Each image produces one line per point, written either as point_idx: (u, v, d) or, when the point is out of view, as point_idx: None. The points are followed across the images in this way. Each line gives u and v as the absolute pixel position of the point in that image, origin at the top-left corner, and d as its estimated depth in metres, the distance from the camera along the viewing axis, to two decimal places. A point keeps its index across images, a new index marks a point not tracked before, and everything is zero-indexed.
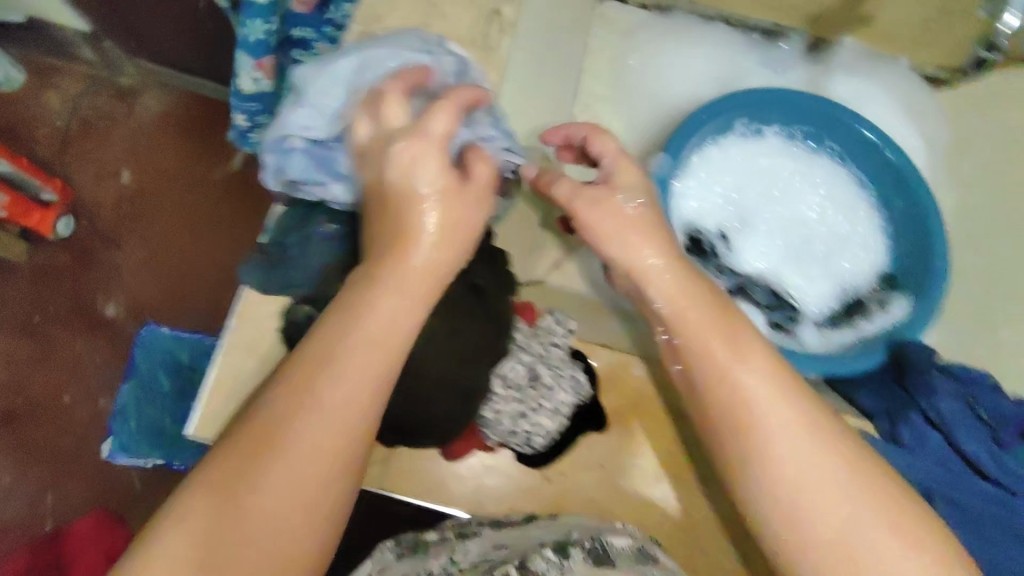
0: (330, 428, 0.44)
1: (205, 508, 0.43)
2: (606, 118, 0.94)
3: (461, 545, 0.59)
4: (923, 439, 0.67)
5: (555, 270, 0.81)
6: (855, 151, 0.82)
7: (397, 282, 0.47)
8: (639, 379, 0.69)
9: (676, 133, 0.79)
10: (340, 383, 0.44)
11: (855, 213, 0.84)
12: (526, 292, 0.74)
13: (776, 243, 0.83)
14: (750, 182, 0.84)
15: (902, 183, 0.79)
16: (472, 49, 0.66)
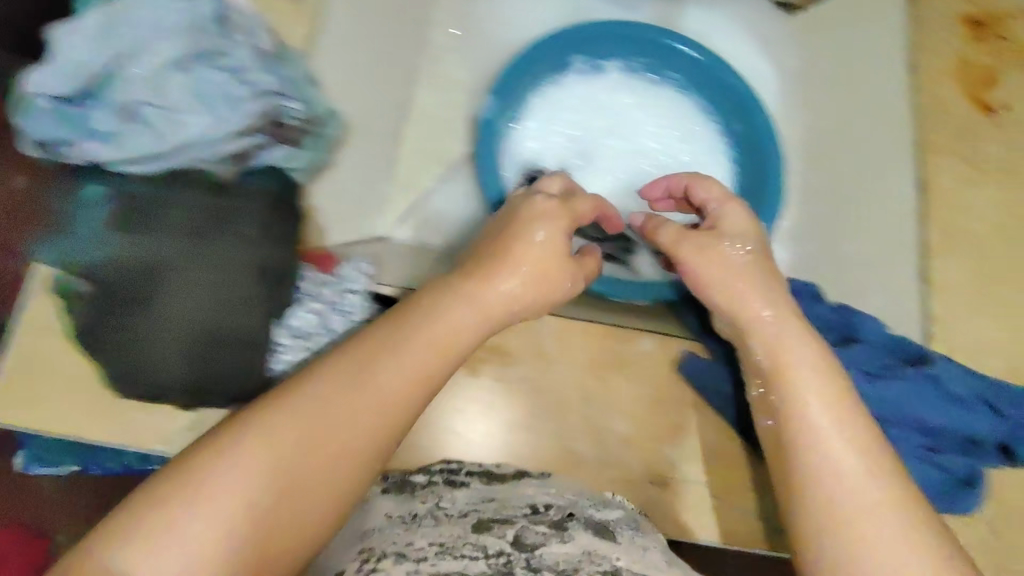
0: (380, 406, 0.44)
1: (259, 457, 0.40)
2: (454, 71, 0.87)
3: (448, 493, 0.55)
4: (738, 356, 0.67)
5: (401, 225, 0.81)
6: (693, 79, 0.83)
7: (470, 295, 0.50)
8: (605, 354, 0.67)
9: (505, 72, 0.79)
10: (400, 366, 0.45)
11: (697, 141, 0.83)
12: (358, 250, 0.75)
13: (618, 176, 0.81)
14: (591, 114, 0.83)
15: (731, 99, 0.82)
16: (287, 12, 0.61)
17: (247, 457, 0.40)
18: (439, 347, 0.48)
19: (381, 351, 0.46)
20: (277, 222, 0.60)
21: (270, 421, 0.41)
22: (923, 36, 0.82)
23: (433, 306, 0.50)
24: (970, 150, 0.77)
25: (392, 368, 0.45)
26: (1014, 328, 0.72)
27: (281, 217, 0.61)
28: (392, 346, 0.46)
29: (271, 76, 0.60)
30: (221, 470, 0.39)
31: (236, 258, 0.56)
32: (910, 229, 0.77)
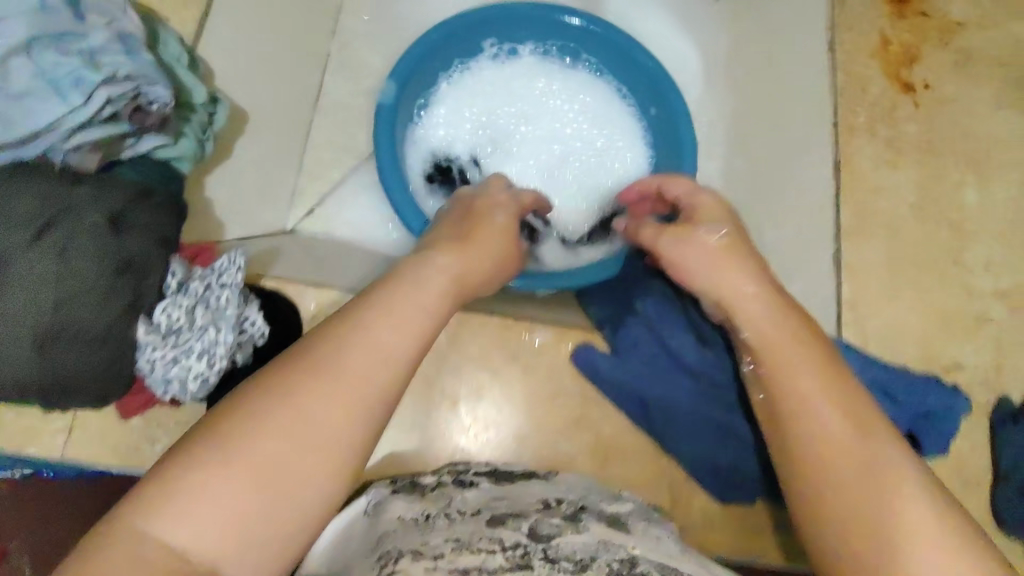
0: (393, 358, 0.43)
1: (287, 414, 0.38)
2: (371, 59, 0.88)
3: (460, 494, 0.54)
4: (634, 345, 0.65)
5: (309, 217, 0.82)
6: (607, 61, 0.81)
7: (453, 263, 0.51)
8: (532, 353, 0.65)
9: (406, 55, 0.75)
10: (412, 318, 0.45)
11: (614, 124, 0.82)
12: (256, 243, 0.75)
13: (528, 162, 0.81)
14: (503, 98, 0.82)
15: (641, 79, 0.81)
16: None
17: (282, 419, 0.38)
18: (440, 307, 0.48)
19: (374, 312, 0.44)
20: (140, 209, 0.54)
21: (281, 382, 0.39)
22: (846, 9, 0.79)
23: (397, 276, 0.47)
24: (888, 130, 0.75)
25: (382, 322, 0.43)
26: (933, 313, 0.69)
27: (145, 204, 0.54)
28: (389, 303, 0.44)
29: (121, 57, 0.54)
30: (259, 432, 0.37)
31: (83, 250, 0.49)
32: (831, 210, 0.72)
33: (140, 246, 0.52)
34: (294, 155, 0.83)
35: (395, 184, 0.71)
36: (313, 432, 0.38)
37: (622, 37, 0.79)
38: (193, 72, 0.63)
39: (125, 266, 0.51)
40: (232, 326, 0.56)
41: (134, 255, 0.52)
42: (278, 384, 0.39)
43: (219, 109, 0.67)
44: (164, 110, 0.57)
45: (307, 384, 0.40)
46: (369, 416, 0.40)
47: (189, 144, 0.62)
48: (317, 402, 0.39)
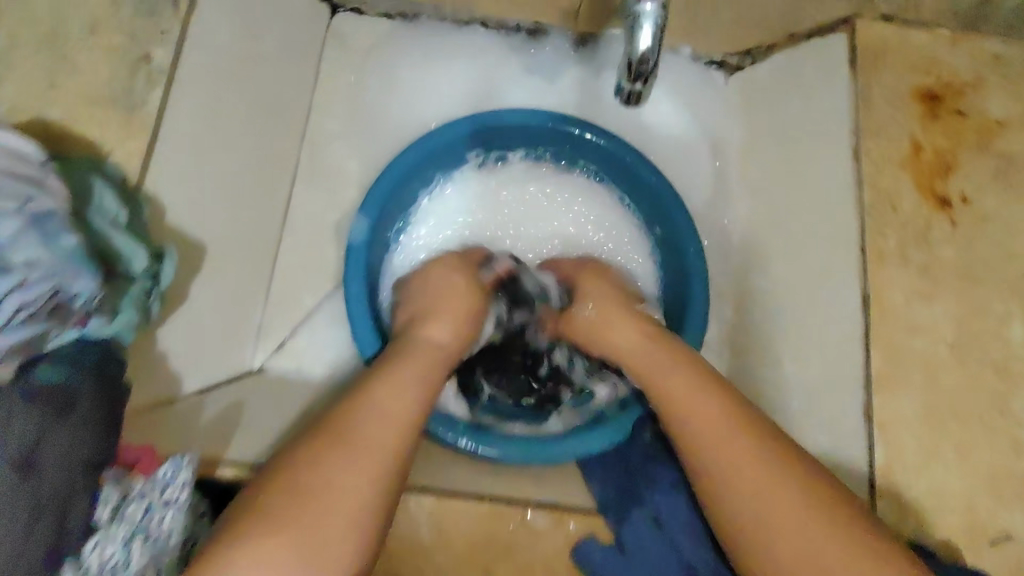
0: (389, 419, 0.56)
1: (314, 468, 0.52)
2: (352, 164, 0.83)
3: None
4: (640, 546, 0.59)
5: (281, 351, 0.76)
6: (603, 167, 0.79)
7: (428, 324, 0.67)
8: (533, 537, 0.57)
9: (385, 179, 0.72)
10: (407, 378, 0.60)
11: (616, 232, 0.81)
12: (221, 392, 0.68)
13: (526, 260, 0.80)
14: (491, 210, 0.81)
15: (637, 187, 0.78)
16: (114, 110, 0.60)
17: (308, 478, 0.51)
18: (422, 367, 0.62)
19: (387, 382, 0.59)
20: (56, 433, 0.46)
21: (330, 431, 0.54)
22: (871, 113, 0.71)
23: (392, 364, 0.61)
24: (922, 255, 0.67)
25: (389, 391, 0.58)
26: (978, 474, 0.62)
27: (62, 426, 0.46)
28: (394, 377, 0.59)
29: (37, 252, 0.46)
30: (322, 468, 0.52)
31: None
32: (860, 353, 0.65)
33: (57, 481, 0.45)
34: (261, 282, 0.76)
35: (362, 322, 0.69)
36: (361, 459, 0.53)
37: (619, 144, 0.76)
38: (130, 234, 0.54)
39: (42, 510, 0.44)
40: (171, 546, 0.52)
41: (55, 485, 0.45)
42: (318, 451, 0.53)
43: (165, 266, 0.58)
44: (89, 302, 0.50)
45: (344, 447, 0.53)
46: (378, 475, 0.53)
47: (128, 318, 0.53)
48: (359, 439, 0.54)
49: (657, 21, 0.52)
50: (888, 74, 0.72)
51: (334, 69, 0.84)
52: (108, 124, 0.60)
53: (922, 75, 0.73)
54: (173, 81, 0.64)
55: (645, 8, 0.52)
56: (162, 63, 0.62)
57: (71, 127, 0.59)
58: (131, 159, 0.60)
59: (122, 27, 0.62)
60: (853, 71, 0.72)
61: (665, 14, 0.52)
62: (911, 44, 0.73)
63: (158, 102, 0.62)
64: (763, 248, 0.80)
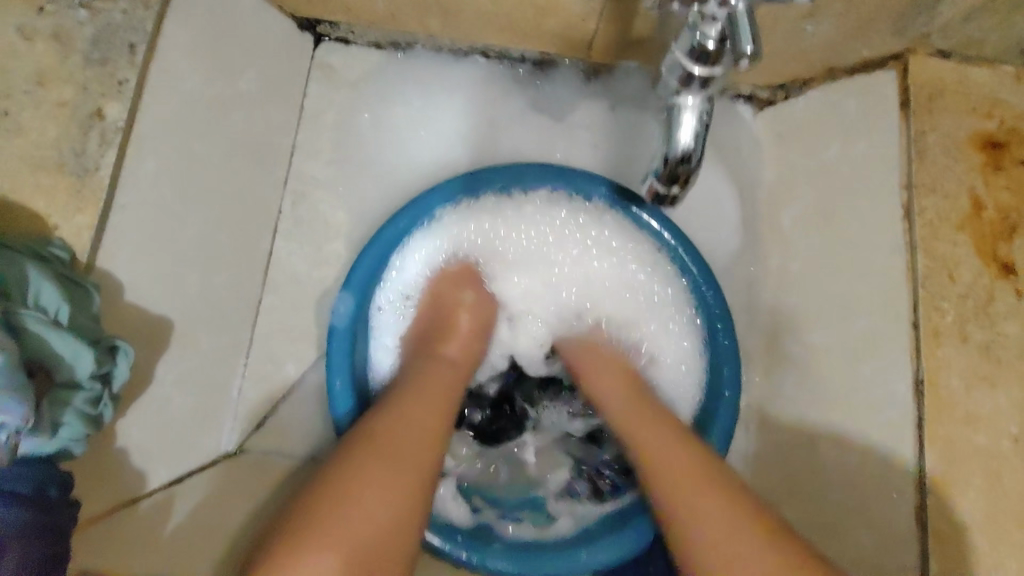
0: (414, 436, 0.56)
1: (335, 483, 0.51)
2: (337, 212, 0.75)
3: None
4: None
5: (260, 431, 0.69)
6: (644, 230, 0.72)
7: (448, 333, 0.68)
8: None
9: (393, 224, 0.67)
10: (430, 393, 0.61)
11: (649, 288, 0.73)
12: (196, 481, 0.61)
13: (534, 271, 0.74)
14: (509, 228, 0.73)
15: (661, 267, 0.72)
16: (61, 177, 0.53)
17: (338, 492, 0.50)
18: (447, 386, 0.63)
19: (405, 403, 0.59)
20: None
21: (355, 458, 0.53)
22: (926, 166, 0.62)
23: (422, 379, 0.63)
24: (983, 333, 0.59)
25: (413, 404, 0.59)
26: None
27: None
28: (419, 389, 0.61)
29: None
30: (351, 495, 0.50)
31: None
32: (910, 448, 0.57)
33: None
34: (241, 351, 0.69)
35: (342, 396, 0.64)
36: (383, 474, 0.52)
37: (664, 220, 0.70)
38: (71, 334, 0.48)
39: None
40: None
41: None
42: (344, 467, 0.53)
43: (118, 361, 0.52)
44: (19, 432, 0.43)
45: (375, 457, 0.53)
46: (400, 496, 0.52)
47: (73, 430, 0.48)
48: (383, 465, 0.53)
49: (700, 117, 0.47)
50: (943, 119, 0.64)
51: (322, 103, 0.75)
52: (56, 195, 0.52)
53: (983, 119, 0.64)
54: (129, 141, 0.55)
55: (685, 101, 0.46)
56: (117, 119, 0.54)
57: (13, 198, 0.52)
58: (80, 234, 0.53)
59: (72, 78, 0.54)
60: (904, 114, 0.64)
61: (707, 108, 0.47)
62: (970, 84, 0.64)
63: (111, 167, 0.54)
64: (797, 310, 0.71)
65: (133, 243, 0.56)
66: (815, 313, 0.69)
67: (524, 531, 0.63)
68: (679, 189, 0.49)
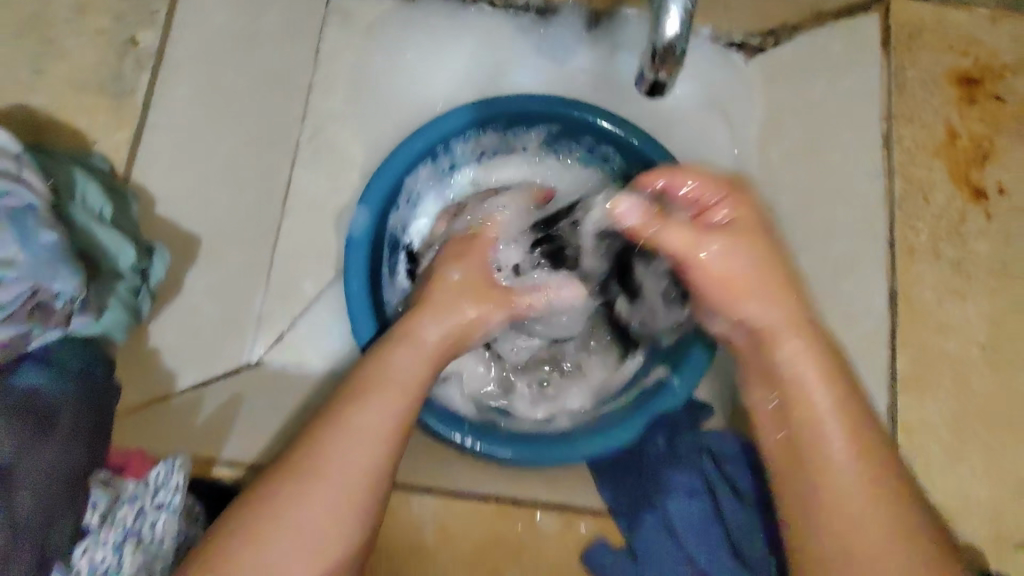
0: (353, 458, 0.49)
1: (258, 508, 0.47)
2: (352, 147, 0.80)
3: None
4: (651, 553, 0.58)
5: (279, 344, 0.73)
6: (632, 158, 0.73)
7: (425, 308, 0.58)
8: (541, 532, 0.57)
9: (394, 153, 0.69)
10: (382, 398, 0.52)
11: None
12: (222, 384, 0.66)
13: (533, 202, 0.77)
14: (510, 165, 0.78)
15: None
16: (102, 97, 0.57)
17: (254, 519, 0.47)
18: (406, 384, 0.53)
19: (349, 414, 0.51)
20: (40, 448, 0.44)
21: (272, 501, 0.47)
22: (904, 99, 0.67)
23: (374, 377, 0.53)
24: (956, 250, 0.63)
25: (359, 412, 0.51)
26: (1006, 479, 0.59)
27: (43, 437, 0.45)
28: (368, 392, 0.52)
29: (11, 252, 0.44)
30: (255, 547, 0.46)
31: None
32: (884, 351, 0.62)
33: (36, 496, 0.43)
34: (261, 272, 0.74)
35: (359, 309, 0.66)
36: (307, 503, 0.48)
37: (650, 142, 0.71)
38: (114, 229, 0.52)
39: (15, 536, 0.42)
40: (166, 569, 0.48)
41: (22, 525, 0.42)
42: (272, 488, 0.48)
43: (154, 262, 0.56)
44: (72, 301, 0.47)
45: (301, 483, 0.48)
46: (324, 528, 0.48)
47: (116, 317, 0.51)
48: (297, 516, 0.47)
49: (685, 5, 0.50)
50: (921, 56, 0.68)
51: (338, 45, 0.80)
52: (97, 113, 0.57)
53: (959, 56, 0.68)
54: (162, 66, 0.60)
55: None
56: (151, 45, 0.59)
57: (57, 115, 0.56)
58: (119, 149, 0.57)
59: (109, 7, 0.58)
60: (886, 52, 0.68)
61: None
62: (947, 24, 0.68)
63: (146, 90, 0.59)
64: None
65: (166, 161, 0.61)
66: None
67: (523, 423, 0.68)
68: (665, 77, 0.54)
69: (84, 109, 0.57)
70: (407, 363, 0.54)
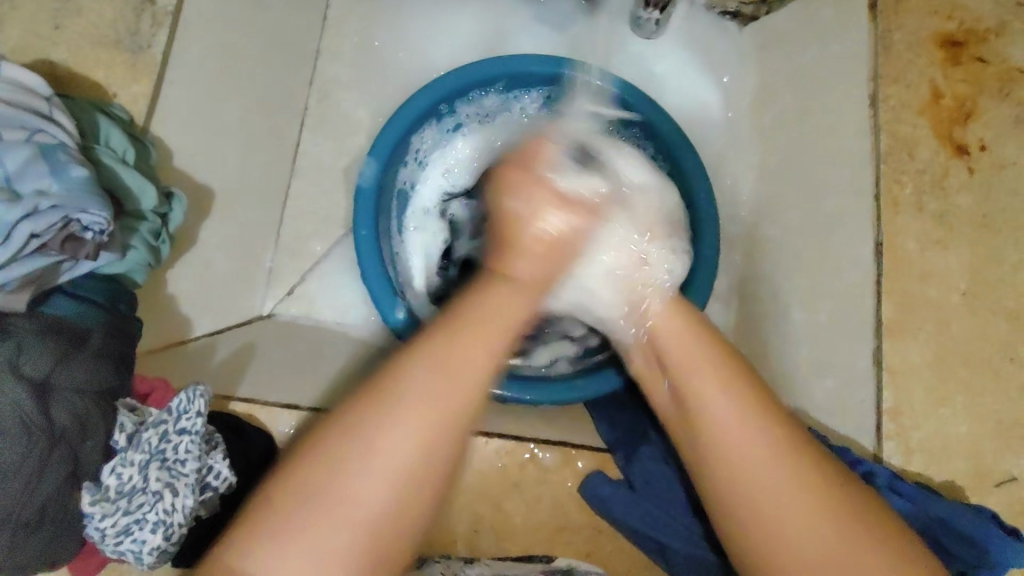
0: (448, 393, 0.44)
1: (338, 434, 0.43)
2: (357, 111, 0.82)
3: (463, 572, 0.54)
4: (647, 481, 0.61)
5: (290, 297, 0.76)
6: (628, 120, 0.76)
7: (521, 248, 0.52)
8: (541, 465, 0.62)
9: (400, 110, 0.72)
10: (480, 328, 0.47)
11: None
12: (236, 332, 0.70)
13: None
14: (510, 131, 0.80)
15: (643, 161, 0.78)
16: (116, 51, 0.58)
17: (335, 450, 0.42)
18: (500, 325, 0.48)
19: (455, 337, 0.46)
20: (71, 367, 0.48)
21: (355, 429, 0.43)
22: (890, 60, 0.69)
23: (471, 307, 0.48)
24: (938, 203, 0.66)
25: (464, 341, 0.46)
26: (986, 420, 0.61)
27: (75, 356, 0.48)
28: (477, 316, 0.47)
29: (44, 183, 0.47)
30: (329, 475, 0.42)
31: (12, 441, 0.43)
32: (871, 299, 0.65)
33: (72, 411, 0.47)
34: (271, 229, 0.76)
35: (371, 260, 0.69)
36: (397, 428, 0.43)
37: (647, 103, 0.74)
38: (138, 172, 0.55)
39: (55, 442, 0.46)
40: (191, 489, 0.51)
41: (51, 437, 0.45)
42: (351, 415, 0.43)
43: (173, 207, 0.59)
44: (101, 234, 0.50)
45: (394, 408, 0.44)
46: (409, 469, 0.43)
47: (139, 255, 0.55)
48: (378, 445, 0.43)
49: None
50: (909, 18, 0.70)
51: (343, 14, 0.83)
52: (114, 68, 0.58)
53: (944, 21, 0.70)
54: (176, 24, 0.61)
55: None
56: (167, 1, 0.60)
57: (74, 68, 0.57)
58: (136, 102, 0.58)
59: None
60: (873, 16, 0.71)
61: None
62: None
63: (161, 47, 0.59)
64: (773, 199, 0.79)
65: (183, 117, 0.63)
66: (789, 198, 0.76)
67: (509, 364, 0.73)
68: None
69: (100, 63, 0.58)
70: (509, 295, 0.50)
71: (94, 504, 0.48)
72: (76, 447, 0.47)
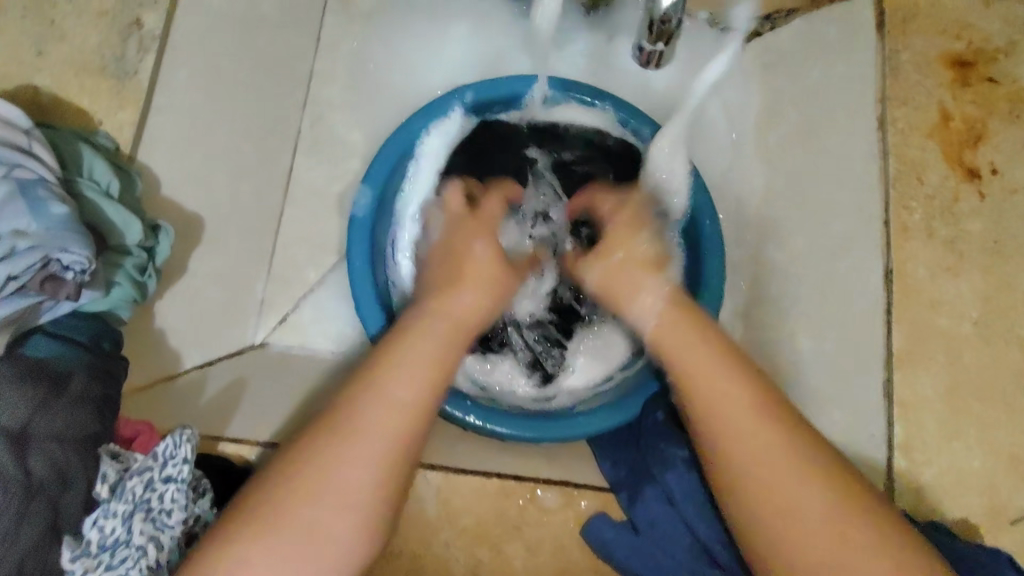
0: (393, 418, 0.48)
1: (300, 474, 0.46)
2: (351, 132, 0.80)
3: None
4: (652, 523, 0.59)
5: (283, 326, 0.74)
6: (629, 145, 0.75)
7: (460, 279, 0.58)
8: (542, 503, 0.60)
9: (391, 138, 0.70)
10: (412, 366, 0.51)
11: None
12: (228, 364, 0.67)
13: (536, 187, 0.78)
14: None
15: None
16: (103, 77, 0.57)
17: (299, 487, 0.46)
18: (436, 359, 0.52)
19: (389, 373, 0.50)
20: (47, 414, 0.46)
21: (311, 464, 0.46)
22: (897, 83, 0.68)
23: (406, 337, 0.53)
24: (949, 229, 0.64)
25: (401, 381, 0.50)
26: (999, 452, 0.60)
27: (54, 403, 0.46)
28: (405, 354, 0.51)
29: (22, 224, 0.45)
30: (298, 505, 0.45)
31: None
32: (881, 329, 0.63)
33: (51, 460, 0.45)
34: (262, 257, 0.74)
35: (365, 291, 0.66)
36: (348, 464, 0.46)
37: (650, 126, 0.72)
38: (123, 207, 0.53)
39: (33, 493, 0.44)
40: (175, 544, 0.49)
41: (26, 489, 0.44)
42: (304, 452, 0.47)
43: (160, 240, 0.56)
44: (84, 274, 0.48)
45: (342, 442, 0.47)
46: (370, 503, 0.47)
47: (124, 291, 0.53)
48: (338, 477, 0.46)
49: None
50: (916, 38, 0.69)
51: (336, 34, 0.81)
52: (99, 95, 0.57)
53: (952, 40, 0.68)
54: (165, 49, 0.60)
55: None
56: (154, 27, 0.59)
57: (62, 99, 0.56)
58: (123, 130, 0.57)
59: None
60: (879, 35, 0.70)
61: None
62: (942, 8, 0.69)
63: (149, 72, 0.58)
64: None
65: (173, 145, 0.62)
66: None
67: (523, 394, 0.71)
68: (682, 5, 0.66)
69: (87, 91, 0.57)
70: (438, 336, 0.54)
71: (75, 562, 0.46)
72: (58, 499, 0.45)
